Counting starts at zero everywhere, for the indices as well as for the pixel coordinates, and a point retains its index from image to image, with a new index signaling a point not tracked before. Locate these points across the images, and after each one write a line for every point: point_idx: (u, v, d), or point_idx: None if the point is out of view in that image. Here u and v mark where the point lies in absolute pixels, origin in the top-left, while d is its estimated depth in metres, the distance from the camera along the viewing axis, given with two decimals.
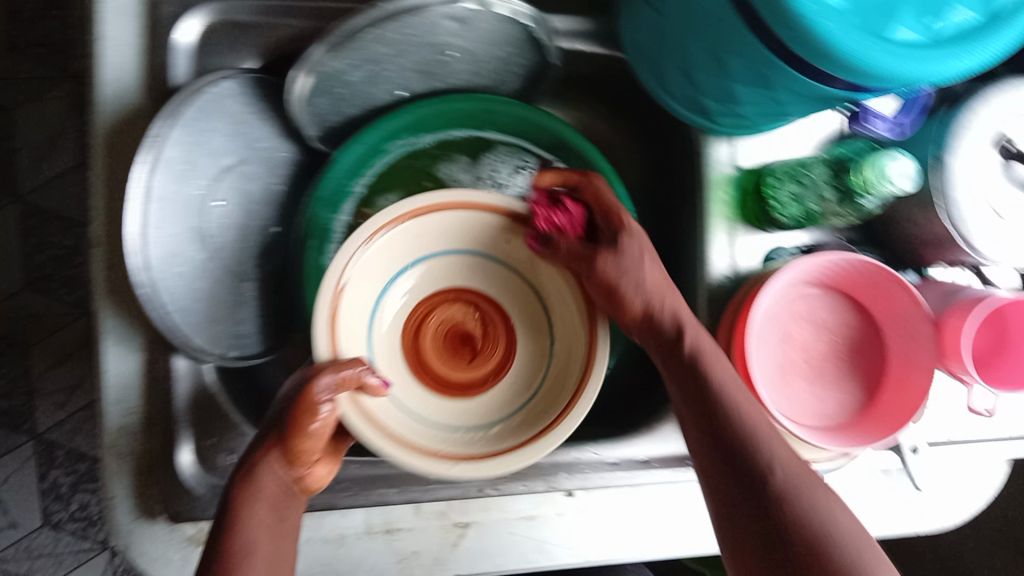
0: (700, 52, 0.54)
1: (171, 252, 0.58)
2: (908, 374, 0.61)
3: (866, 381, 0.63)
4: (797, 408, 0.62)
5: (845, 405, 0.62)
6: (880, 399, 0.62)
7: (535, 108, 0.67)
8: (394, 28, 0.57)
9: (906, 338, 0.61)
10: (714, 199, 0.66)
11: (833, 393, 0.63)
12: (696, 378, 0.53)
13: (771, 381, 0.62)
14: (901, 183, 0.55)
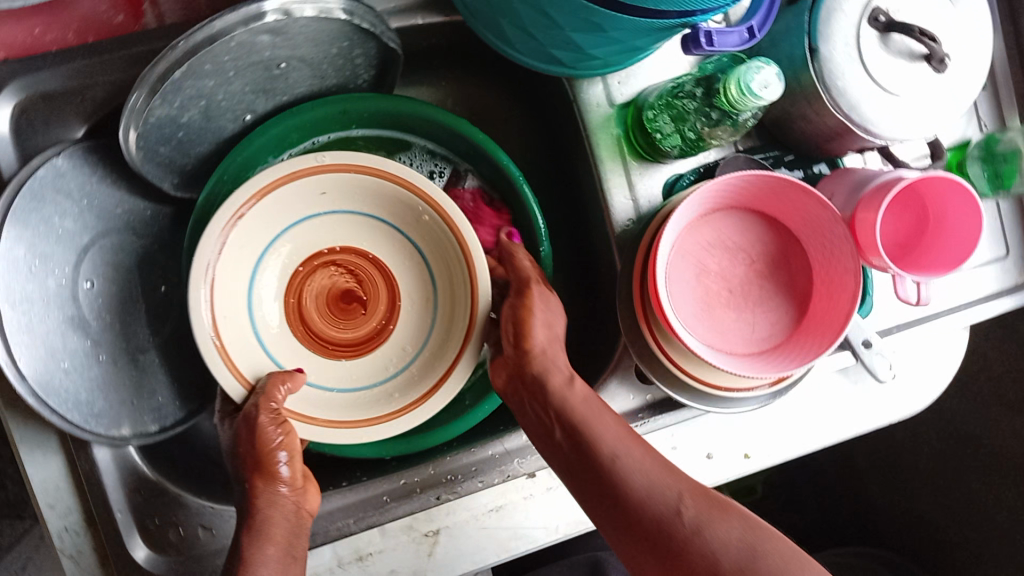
0: (524, 8, 0.50)
1: (50, 351, 0.55)
2: (833, 278, 0.58)
3: (792, 295, 0.60)
4: (728, 338, 0.59)
5: (776, 323, 0.60)
6: (811, 309, 0.59)
7: (397, 98, 0.64)
8: (206, 60, 0.53)
9: (823, 243, 0.58)
10: (601, 143, 0.63)
11: (761, 315, 0.60)
12: (583, 448, 0.53)
13: (693, 318, 0.59)
14: (766, 97, 0.51)
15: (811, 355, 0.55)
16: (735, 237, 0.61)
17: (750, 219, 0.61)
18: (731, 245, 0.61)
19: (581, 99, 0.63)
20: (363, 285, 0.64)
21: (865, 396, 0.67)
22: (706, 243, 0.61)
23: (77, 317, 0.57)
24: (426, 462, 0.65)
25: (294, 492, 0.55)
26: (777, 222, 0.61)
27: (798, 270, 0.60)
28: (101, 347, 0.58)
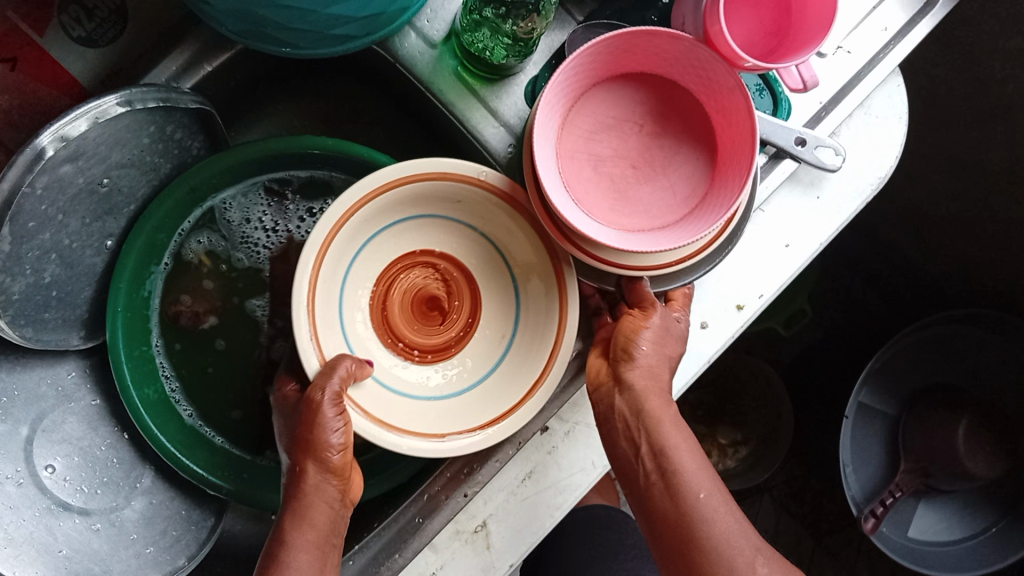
0: (267, 12, 0.46)
1: (45, 546, 0.55)
2: (723, 106, 0.54)
3: (696, 139, 0.56)
4: (654, 214, 0.56)
5: (691, 175, 0.56)
6: (718, 145, 0.55)
7: (235, 150, 0.61)
8: (25, 216, 0.51)
9: (697, 74, 0.53)
10: (443, 88, 0.59)
11: (674, 174, 0.56)
12: (660, 463, 0.52)
13: (610, 213, 0.55)
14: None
15: (733, 196, 0.51)
16: (612, 112, 0.57)
17: (618, 85, 0.56)
18: (613, 121, 0.57)
19: (401, 56, 0.59)
20: (452, 295, 0.61)
21: (825, 194, 0.63)
22: (587, 133, 0.56)
23: (56, 503, 0.57)
24: (441, 468, 0.63)
25: (342, 479, 0.52)
26: (646, 76, 0.56)
27: (689, 112, 0.56)
28: (93, 517, 0.59)
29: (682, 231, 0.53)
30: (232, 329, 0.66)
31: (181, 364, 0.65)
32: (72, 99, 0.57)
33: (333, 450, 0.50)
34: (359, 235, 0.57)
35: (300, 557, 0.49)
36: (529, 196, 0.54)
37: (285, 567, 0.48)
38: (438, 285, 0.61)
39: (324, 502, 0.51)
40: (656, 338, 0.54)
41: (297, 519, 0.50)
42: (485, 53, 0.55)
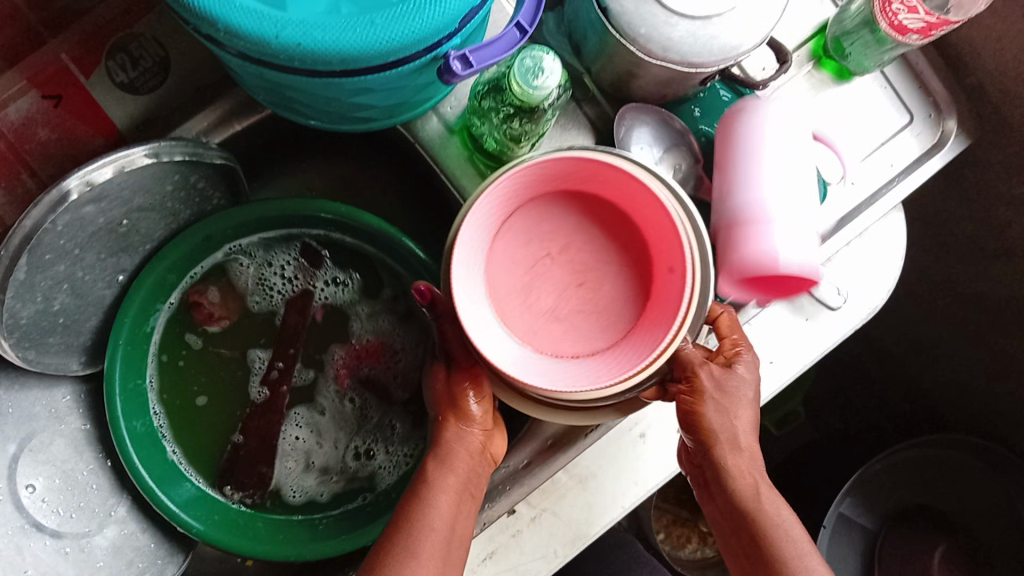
0: (295, 93, 0.49)
1: (12, 564, 0.58)
2: (604, 175, 0.48)
3: (601, 224, 0.50)
4: (615, 311, 0.49)
5: (628, 245, 0.50)
6: (626, 210, 0.49)
7: (252, 203, 0.64)
8: (42, 249, 0.54)
9: (558, 172, 0.48)
10: (458, 170, 0.61)
11: (604, 272, 0.50)
12: (754, 541, 0.51)
13: (578, 341, 0.48)
14: (553, 71, 0.51)
15: (672, 220, 0.47)
16: (520, 269, 0.49)
17: (502, 247, 0.49)
18: (523, 268, 0.50)
19: (421, 136, 0.62)
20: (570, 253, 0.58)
21: (818, 325, 0.64)
22: (511, 296, 0.49)
23: (29, 524, 0.59)
24: None
25: (485, 432, 0.55)
26: (512, 216, 0.50)
27: (581, 206, 0.50)
28: (63, 541, 0.60)
29: (668, 308, 0.46)
30: (225, 370, 0.69)
31: (170, 394, 0.67)
32: (103, 140, 0.60)
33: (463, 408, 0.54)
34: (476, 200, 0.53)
35: (441, 498, 0.51)
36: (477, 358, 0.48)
37: (419, 518, 0.50)
38: None
39: (466, 450, 0.54)
40: (719, 407, 0.51)
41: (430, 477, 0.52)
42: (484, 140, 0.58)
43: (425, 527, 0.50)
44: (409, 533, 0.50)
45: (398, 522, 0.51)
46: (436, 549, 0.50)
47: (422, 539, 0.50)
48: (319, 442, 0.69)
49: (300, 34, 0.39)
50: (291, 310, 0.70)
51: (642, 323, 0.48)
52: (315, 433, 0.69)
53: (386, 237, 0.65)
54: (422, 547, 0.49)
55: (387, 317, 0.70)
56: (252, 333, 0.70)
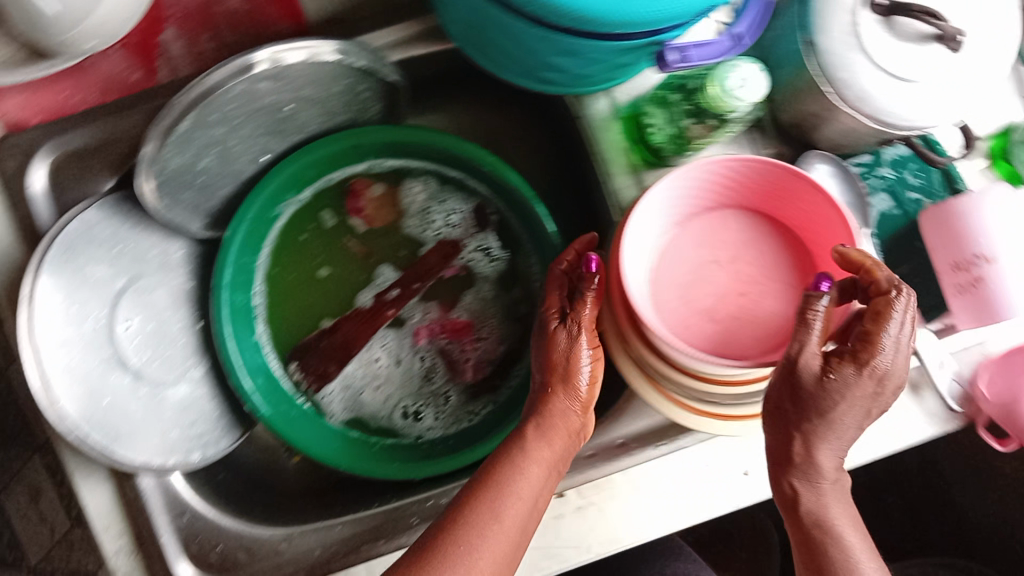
0: (503, 37, 0.51)
1: (92, 390, 0.59)
2: (784, 196, 0.54)
3: (775, 243, 0.57)
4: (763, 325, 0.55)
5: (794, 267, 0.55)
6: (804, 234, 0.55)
7: (427, 129, 0.66)
8: (211, 109, 0.55)
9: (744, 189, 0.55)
10: (612, 153, 0.62)
11: (767, 286, 0.56)
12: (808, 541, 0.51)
13: (725, 343, 0.54)
14: (745, 99, 0.50)
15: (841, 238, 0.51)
16: (682, 271, 0.57)
17: (671, 248, 0.57)
18: (688, 267, 0.57)
19: (586, 113, 0.63)
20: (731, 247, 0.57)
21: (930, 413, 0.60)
22: (678, 290, 0.56)
23: (115, 357, 0.61)
24: (455, 482, 0.66)
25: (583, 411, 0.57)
26: (685, 223, 0.57)
27: (758, 226, 0.57)
28: (141, 383, 0.62)
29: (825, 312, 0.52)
30: (358, 265, 0.71)
31: (280, 267, 0.69)
32: (290, 25, 0.61)
33: (575, 364, 0.56)
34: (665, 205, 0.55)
35: (532, 469, 0.53)
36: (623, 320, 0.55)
37: (505, 485, 0.52)
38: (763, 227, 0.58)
39: (566, 425, 0.56)
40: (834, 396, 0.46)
41: (527, 450, 0.54)
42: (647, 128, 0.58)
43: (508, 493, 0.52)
44: (482, 505, 0.51)
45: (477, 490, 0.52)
46: (509, 536, 0.51)
47: (498, 509, 0.51)
48: (375, 386, 0.69)
49: None
50: (436, 250, 0.71)
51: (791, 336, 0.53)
52: (395, 363, 0.70)
53: (529, 209, 0.66)
54: (508, 513, 0.51)
55: (495, 306, 0.71)
56: (386, 248, 0.71)
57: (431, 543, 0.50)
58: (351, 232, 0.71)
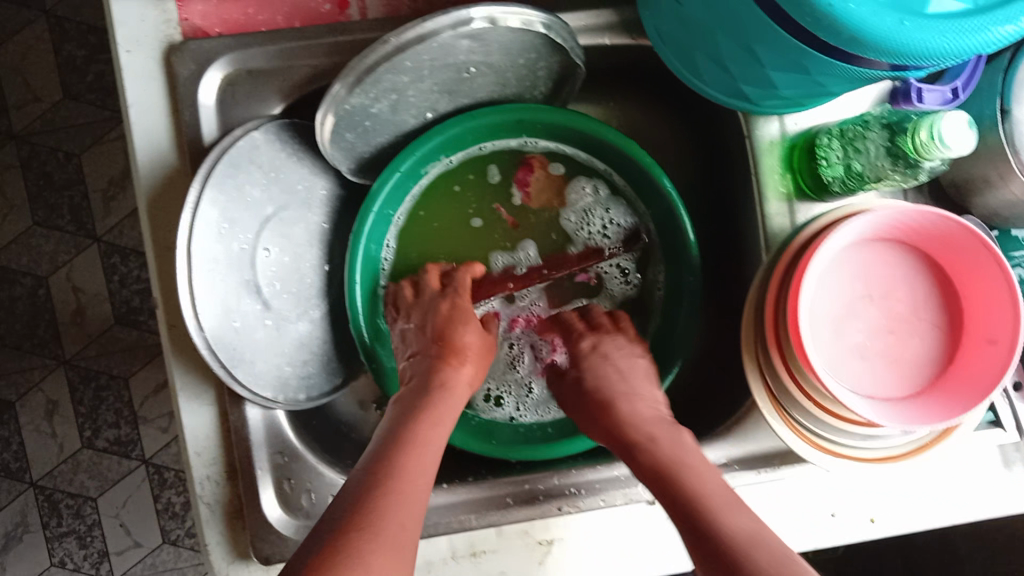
0: (731, 45, 0.50)
1: (227, 311, 0.58)
2: (967, 268, 0.55)
3: (929, 286, 0.57)
4: (895, 381, 0.56)
5: (943, 338, 0.56)
6: (965, 310, 0.56)
7: (592, 122, 0.66)
8: (412, 57, 0.55)
9: (931, 244, 0.56)
10: (768, 176, 0.62)
11: (918, 327, 0.57)
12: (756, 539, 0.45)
13: (874, 382, 0.56)
14: (953, 148, 0.50)
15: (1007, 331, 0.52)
16: (840, 302, 0.57)
17: (838, 277, 0.57)
18: (846, 303, 0.57)
19: (755, 135, 0.62)
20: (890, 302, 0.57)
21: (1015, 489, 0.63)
22: (829, 319, 0.57)
23: (251, 282, 0.60)
24: (551, 472, 0.65)
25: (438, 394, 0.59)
26: (859, 259, 0.58)
27: (924, 286, 0.57)
28: (268, 313, 0.61)
29: (975, 384, 0.53)
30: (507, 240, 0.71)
31: (426, 215, 0.71)
32: None
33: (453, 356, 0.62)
34: (851, 238, 0.56)
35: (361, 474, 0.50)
36: (777, 330, 0.56)
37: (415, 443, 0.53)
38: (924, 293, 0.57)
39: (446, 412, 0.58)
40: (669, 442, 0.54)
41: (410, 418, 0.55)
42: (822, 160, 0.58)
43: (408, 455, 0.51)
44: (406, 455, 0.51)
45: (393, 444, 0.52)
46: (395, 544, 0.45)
47: (406, 461, 0.51)
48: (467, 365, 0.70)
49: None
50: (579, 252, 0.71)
51: (937, 387, 0.55)
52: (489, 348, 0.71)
53: (674, 213, 0.66)
54: (410, 475, 0.50)
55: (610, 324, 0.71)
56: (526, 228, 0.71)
57: (361, 497, 0.47)
58: (498, 203, 0.71)
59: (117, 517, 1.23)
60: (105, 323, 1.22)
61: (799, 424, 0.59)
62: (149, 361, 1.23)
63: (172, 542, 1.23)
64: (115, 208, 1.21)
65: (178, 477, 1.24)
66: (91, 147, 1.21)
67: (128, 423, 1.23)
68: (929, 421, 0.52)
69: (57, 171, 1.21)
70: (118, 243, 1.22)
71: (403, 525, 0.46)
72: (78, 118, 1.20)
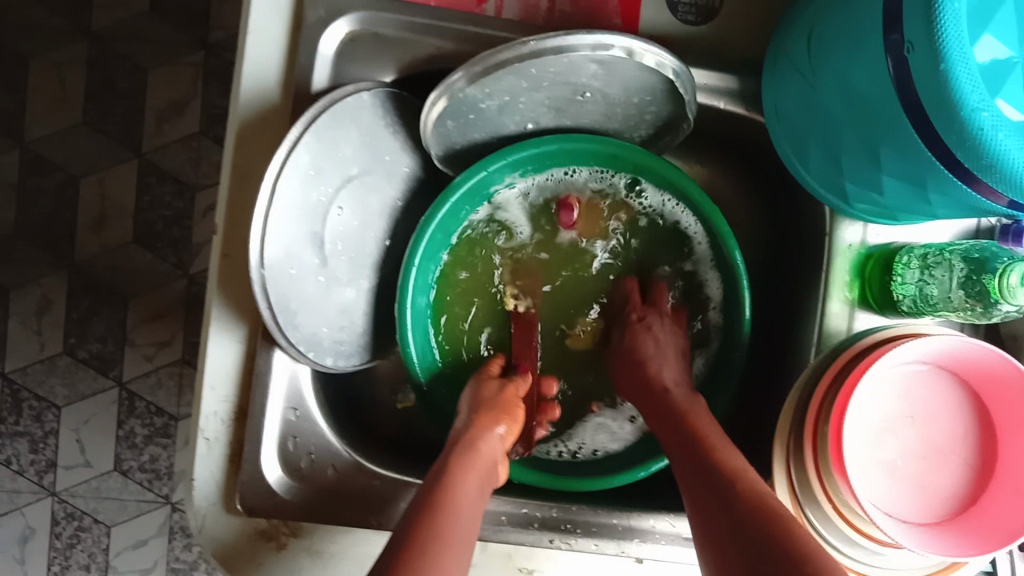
0: (854, 139, 0.51)
1: (288, 255, 0.58)
2: (1013, 414, 0.55)
3: (971, 425, 0.57)
4: (915, 505, 0.56)
5: (968, 474, 0.57)
6: (999, 454, 0.56)
7: (677, 170, 0.65)
8: (539, 67, 0.55)
9: (986, 380, 0.56)
10: (835, 276, 0.62)
11: (951, 461, 0.57)
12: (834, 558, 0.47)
13: (897, 501, 0.56)
14: None
15: None
16: (882, 415, 0.57)
17: (885, 392, 0.57)
18: (886, 417, 0.58)
19: (835, 235, 0.62)
20: (926, 426, 0.58)
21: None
22: (869, 428, 0.57)
23: (318, 236, 0.60)
24: (552, 503, 0.64)
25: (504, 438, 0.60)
26: (908, 378, 0.58)
27: (962, 420, 0.58)
28: (324, 271, 0.61)
29: (996, 529, 0.53)
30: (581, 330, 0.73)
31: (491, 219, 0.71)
32: (621, 23, 0.62)
33: (501, 398, 0.63)
34: (911, 358, 0.56)
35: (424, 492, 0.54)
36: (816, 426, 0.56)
37: (453, 518, 0.52)
38: (961, 427, 0.58)
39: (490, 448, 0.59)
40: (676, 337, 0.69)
41: (452, 479, 0.54)
42: (897, 277, 0.59)
43: (443, 515, 0.51)
44: (448, 517, 0.51)
45: (436, 506, 0.52)
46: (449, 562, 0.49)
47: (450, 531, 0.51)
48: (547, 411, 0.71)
49: (985, 123, 0.40)
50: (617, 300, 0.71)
51: (958, 522, 0.56)
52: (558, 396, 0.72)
53: (737, 287, 0.66)
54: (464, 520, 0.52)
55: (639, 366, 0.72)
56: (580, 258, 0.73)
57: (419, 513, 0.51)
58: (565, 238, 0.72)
59: (76, 432, 1.21)
60: (123, 239, 1.21)
61: (814, 525, 0.58)
62: (154, 288, 1.22)
63: (123, 472, 1.21)
64: (166, 131, 1.21)
65: (148, 409, 1.22)
66: (162, 65, 1.20)
67: (115, 342, 1.21)
68: (946, 553, 0.52)
69: (121, 79, 1.20)
70: (159, 164, 1.21)
71: (462, 530, 0.51)
72: (156, 35, 1.20)
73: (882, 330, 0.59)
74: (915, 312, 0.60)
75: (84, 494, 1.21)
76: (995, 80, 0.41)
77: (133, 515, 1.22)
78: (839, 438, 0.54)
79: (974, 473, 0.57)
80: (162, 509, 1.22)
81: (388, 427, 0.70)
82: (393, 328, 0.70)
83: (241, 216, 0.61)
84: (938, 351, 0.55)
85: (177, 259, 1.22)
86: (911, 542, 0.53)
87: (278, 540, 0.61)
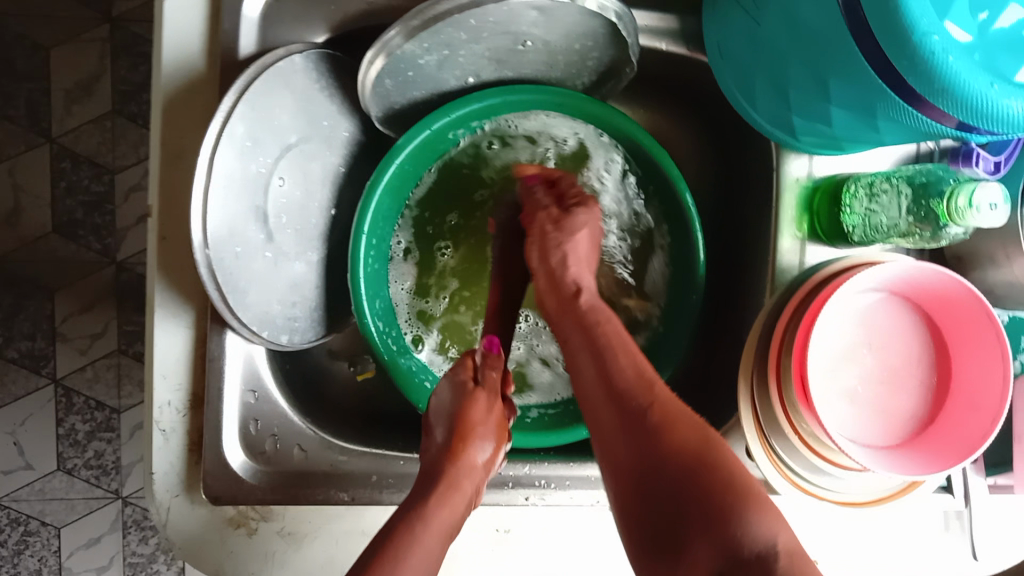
0: (801, 72, 0.51)
1: (232, 234, 0.55)
2: (962, 330, 0.57)
3: (924, 346, 0.59)
4: (876, 429, 0.58)
5: (924, 397, 0.58)
6: (953, 374, 0.58)
7: (619, 113, 0.65)
8: (478, 17, 0.53)
9: (936, 298, 0.57)
10: (783, 211, 0.62)
11: (908, 382, 0.59)
12: (700, 451, 0.47)
13: (861, 427, 0.58)
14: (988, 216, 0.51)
15: (993, 400, 0.54)
16: (841, 344, 0.58)
17: (843, 320, 0.58)
18: (844, 346, 0.59)
19: (782, 169, 0.62)
20: (883, 351, 0.59)
21: (950, 555, 0.64)
22: (829, 358, 0.58)
23: (261, 210, 0.57)
24: (523, 461, 0.64)
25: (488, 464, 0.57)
26: (863, 306, 0.59)
27: (915, 342, 0.59)
28: (270, 246, 0.59)
29: (957, 444, 0.55)
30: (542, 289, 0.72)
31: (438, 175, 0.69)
32: None
33: (486, 430, 0.58)
34: (865, 286, 0.57)
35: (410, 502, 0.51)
36: (781, 361, 0.57)
37: (414, 547, 0.47)
38: (915, 350, 0.59)
39: (470, 481, 0.55)
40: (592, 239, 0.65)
41: (427, 513, 0.50)
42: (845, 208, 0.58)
43: (415, 552, 0.47)
44: (410, 530, 0.48)
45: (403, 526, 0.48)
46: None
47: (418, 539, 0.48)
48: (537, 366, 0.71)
49: (936, 47, 0.41)
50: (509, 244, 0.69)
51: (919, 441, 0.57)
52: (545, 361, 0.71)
53: (688, 227, 0.66)
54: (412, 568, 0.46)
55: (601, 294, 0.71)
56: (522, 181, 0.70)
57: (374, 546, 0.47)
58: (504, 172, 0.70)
59: (12, 435, 1.16)
60: (42, 230, 1.15)
61: (782, 459, 0.59)
62: (81, 278, 1.16)
63: (68, 471, 1.17)
64: (76, 112, 1.14)
65: (87, 404, 1.17)
66: (65, 42, 1.14)
67: (45, 338, 1.16)
68: (911, 471, 0.54)
69: (21, 61, 1.13)
70: (71, 148, 1.14)
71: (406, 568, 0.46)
72: (55, 11, 1.13)
73: (835, 262, 0.59)
74: (864, 241, 0.60)
75: (28, 497, 1.16)
76: (943, 3, 0.41)
77: (83, 514, 1.17)
78: (802, 371, 0.55)
79: (931, 393, 0.58)
80: (114, 505, 1.18)
81: (348, 402, 0.69)
82: (345, 299, 0.68)
83: (176, 193, 0.57)
84: (890, 276, 0.56)
85: (102, 246, 1.16)
86: (880, 465, 0.54)
87: (248, 525, 0.58)
